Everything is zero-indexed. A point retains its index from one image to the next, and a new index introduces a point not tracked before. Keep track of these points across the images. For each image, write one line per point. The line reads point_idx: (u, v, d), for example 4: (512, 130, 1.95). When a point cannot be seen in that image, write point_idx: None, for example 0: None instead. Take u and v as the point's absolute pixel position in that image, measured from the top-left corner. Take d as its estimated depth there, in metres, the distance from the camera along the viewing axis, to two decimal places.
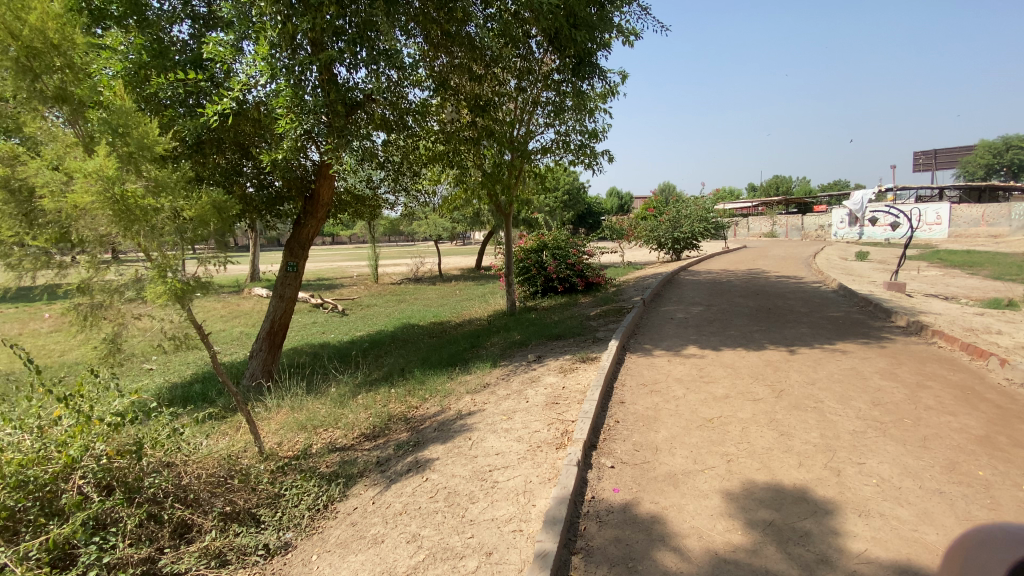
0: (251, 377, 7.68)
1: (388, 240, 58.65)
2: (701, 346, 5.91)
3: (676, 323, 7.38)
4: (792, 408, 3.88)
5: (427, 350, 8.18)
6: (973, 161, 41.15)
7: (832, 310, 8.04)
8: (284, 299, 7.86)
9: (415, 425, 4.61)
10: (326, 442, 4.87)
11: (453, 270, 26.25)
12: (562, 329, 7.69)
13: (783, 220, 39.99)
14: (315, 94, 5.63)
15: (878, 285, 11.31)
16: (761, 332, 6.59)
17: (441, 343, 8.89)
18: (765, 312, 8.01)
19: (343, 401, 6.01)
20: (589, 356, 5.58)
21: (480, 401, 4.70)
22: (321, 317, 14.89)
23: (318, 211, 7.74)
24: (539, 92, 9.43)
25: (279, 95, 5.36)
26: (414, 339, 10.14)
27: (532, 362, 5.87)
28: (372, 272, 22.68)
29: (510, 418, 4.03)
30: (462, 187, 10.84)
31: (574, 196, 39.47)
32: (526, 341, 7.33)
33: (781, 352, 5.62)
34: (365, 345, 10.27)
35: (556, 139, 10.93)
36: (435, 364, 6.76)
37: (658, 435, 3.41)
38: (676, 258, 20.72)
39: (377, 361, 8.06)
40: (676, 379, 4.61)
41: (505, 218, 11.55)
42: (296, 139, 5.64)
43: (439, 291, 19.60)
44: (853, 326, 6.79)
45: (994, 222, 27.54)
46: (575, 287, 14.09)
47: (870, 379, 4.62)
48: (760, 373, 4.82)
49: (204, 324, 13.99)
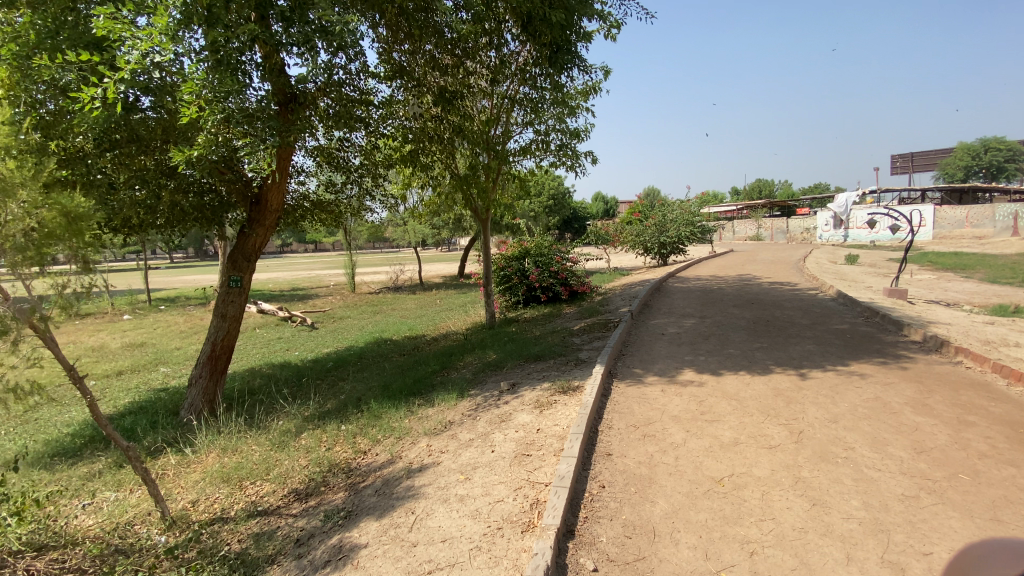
0: (189, 408, 6.79)
1: (371, 247, 57.74)
2: (698, 370, 5.13)
3: (668, 340, 6.62)
4: (819, 459, 3.11)
5: (391, 373, 7.31)
6: (953, 163, 41.43)
7: (836, 322, 7.35)
8: (226, 318, 6.97)
9: (356, 482, 3.77)
10: (249, 502, 3.99)
11: (435, 278, 25.38)
12: (542, 348, 6.88)
13: (769, 224, 39.77)
14: (239, 76, 4.68)
15: (877, 291, 10.68)
16: (764, 350, 5.84)
17: (408, 363, 8.02)
18: (765, 325, 7.30)
19: (284, 442, 5.15)
20: (570, 386, 4.76)
21: (435, 448, 3.86)
22: (288, 331, 13.93)
23: (265, 219, 6.96)
24: (516, 88, 8.66)
25: (189, 79, 4.47)
26: (383, 358, 9.26)
27: (504, 392, 5.05)
28: (349, 281, 21.76)
29: (468, 477, 3.19)
30: (436, 191, 10.06)
31: (559, 201, 38.94)
32: (499, 364, 6.50)
33: (790, 377, 4.85)
34: (328, 366, 9.36)
35: (536, 139, 10.21)
36: (397, 392, 5.92)
37: (655, 510, 2.61)
38: (663, 263, 20.12)
39: (335, 387, 7.20)
40: (673, 419, 3.81)
41: (483, 224, 10.78)
42: (212, 132, 4.71)
43: (418, 300, 18.74)
44: (865, 342, 6.08)
45: (978, 223, 27.39)
46: (558, 297, 13.33)
47: (902, 413, 3.88)
48: (770, 405, 4.06)
49: (158, 342, 12.93)
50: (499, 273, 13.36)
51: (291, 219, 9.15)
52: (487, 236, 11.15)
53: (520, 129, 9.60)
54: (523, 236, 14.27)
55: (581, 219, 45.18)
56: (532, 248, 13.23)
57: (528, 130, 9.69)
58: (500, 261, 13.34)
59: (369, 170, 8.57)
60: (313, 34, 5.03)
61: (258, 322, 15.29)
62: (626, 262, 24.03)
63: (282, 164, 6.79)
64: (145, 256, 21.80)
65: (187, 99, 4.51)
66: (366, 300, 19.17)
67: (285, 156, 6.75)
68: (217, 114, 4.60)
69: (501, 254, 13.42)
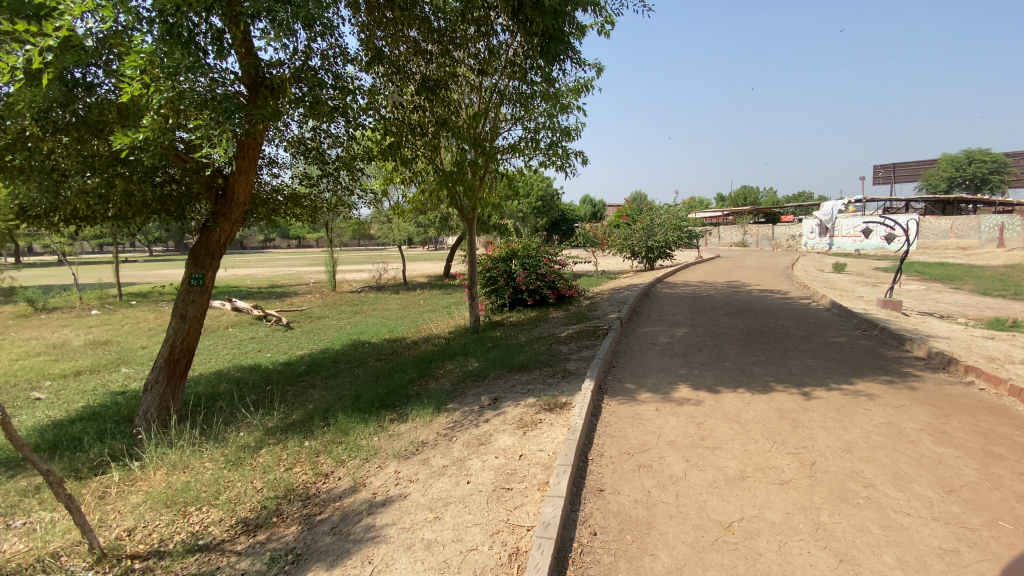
0: (144, 415, 6.26)
1: (356, 245, 56.93)
2: (693, 386, 4.77)
3: (660, 350, 6.26)
4: (838, 501, 2.74)
5: (366, 381, 6.84)
6: (936, 174, 42.00)
7: (834, 334, 7.06)
8: (186, 319, 6.43)
9: (312, 514, 3.32)
10: (191, 532, 3.50)
11: (420, 277, 24.85)
12: (527, 356, 6.46)
13: (755, 230, 39.85)
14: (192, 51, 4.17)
15: (870, 301, 10.46)
16: (762, 364, 5.49)
17: (385, 369, 7.55)
18: (760, 336, 6.98)
19: (240, 460, 4.65)
20: (556, 402, 4.35)
21: (404, 475, 3.42)
22: (262, 331, 13.31)
23: (232, 212, 6.47)
24: (505, 82, 8.27)
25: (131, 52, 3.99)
26: (359, 362, 8.77)
27: (485, 407, 4.62)
28: (330, 279, 21.13)
29: (438, 516, 2.76)
30: (420, 188, 9.62)
31: (547, 202, 38.63)
32: (481, 373, 6.07)
33: (794, 396, 4.50)
34: (300, 370, 8.82)
35: (526, 136, 9.84)
36: (369, 404, 5.46)
37: (656, 568, 2.21)
38: (651, 267, 19.88)
39: (305, 395, 6.71)
40: (671, 445, 3.43)
41: (469, 224, 10.37)
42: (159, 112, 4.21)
43: (400, 300, 18.22)
44: (867, 358, 5.78)
45: (962, 234, 27.60)
46: (545, 300, 12.93)
47: (920, 443, 3.54)
48: (775, 430, 3.70)
49: (123, 341, 12.24)
50: (484, 274, 12.93)
51: (265, 214, 8.63)
52: (473, 236, 10.72)
53: (510, 126, 9.23)
54: (510, 237, 13.86)
55: (569, 221, 44.94)
56: (518, 249, 12.83)
57: (517, 126, 9.29)
58: (486, 262, 12.92)
59: (348, 164, 8.12)
60: (282, 10, 4.62)
61: (232, 320, 14.65)
62: (614, 266, 23.73)
63: (248, 154, 6.32)
64: (116, 249, 20.90)
65: (130, 75, 4.05)
66: (347, 299, 18.59)
67: (254, 145, 6.30)
68: (165, 93, 4.13)
69: (487, 255, 13.00)
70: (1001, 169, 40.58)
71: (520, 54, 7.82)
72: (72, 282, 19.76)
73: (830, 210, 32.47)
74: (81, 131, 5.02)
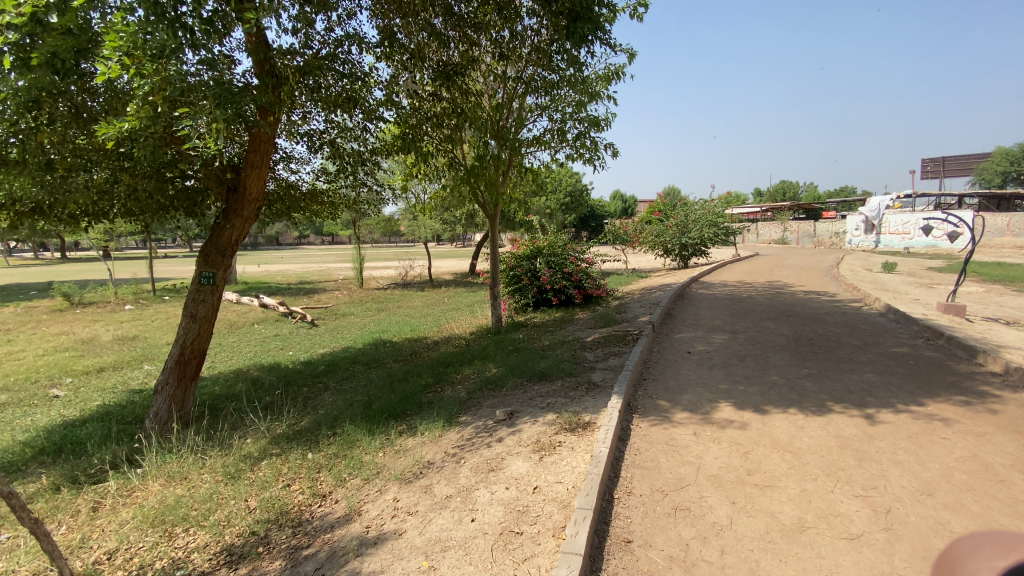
0: (153, 417, 6.10)
1: (386, 241, 57.48)
2: (736, 405, 4.22)
3: (697, 360, 5.69)
4: (926, 566, 2.20)
5: (380, 386, 6.52)
6: (991, 168, 39.40)
7: (892, 344, 6.34)
8: (197, 319, 6.24)
9: (300, 547, 2.95)
10: (173, 559, 3.20)
11: (446, 274, 24.62)
12: (549, 363, 5.99)
13: (794, 227, 38.13)
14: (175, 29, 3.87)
15: (928, 305, 9.56)
16: (814, 380, 4.89)
17: (401, 373, 7.23)
18: (808, 345, 6.33)
19: (238, 473, 4.37)
20: (579, 422, 3.89)
21: (403, 505, 3.03)
22: (286, 328, 13.26)
23: (244, 209, 6.30)
24: (531, 70, 7.83)
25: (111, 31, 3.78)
26: (377, 364, 8.49)
27: (501, 423, 4.19)
28: (357, 275, 21.09)
29: (434, 567, 2.35)
30: (442, 184, 9.27)
31: (576, 199, 37.94)
32: (499, 381, 5.64)
33: (854, 420, 3.92)
34: (317, 371, 8.59)
35: (552, 128, 9.36)
36: (379, 413, 5.10)
37: None
38: (683, 265, 19.07)
39: (317, 400, 6.43)
40: (712, 483, 2.92)
41: (492, 221, 9.97)
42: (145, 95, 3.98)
43: (425, 298, 17.98)
44: (935, 373, 5.09)
45: (1021, 232, 25.68)
46: (572, 300, 12.43)
47: (1019, 484, 2.93)
48: (837, 465, 3.15)
49: (150, 337, 12.32)
50: (508, 273, 12.50)
51: (282, 210, 8.42)
52: (496, 233, 10.30)
53: (535, 117, 8.78)
54: (536, 233, 13.39)
55: (598, 217, 44.06)
56: (544, 247, 12.38)
57: (543, 117, 8.84)
58: (510, 260, 12.49)
59: (366, 158, 7.83)
60: None
61: (257, 317, 14.68)
62: (645, 264, 22.94)
63: (260, 149, 6.15)
64: (151, 245, 21.38)
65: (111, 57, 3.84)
66: (372, 296, 18.48)
67: (264, 139, 6.13)
68: (149, 77, 3.92)
69: (512, 253, 12.55)
70: None
71: (545, 39, 7.35)
72: (110, 277, 20.26)
73: (876, 206, 30.71)
74: (82, 123, 4.90)
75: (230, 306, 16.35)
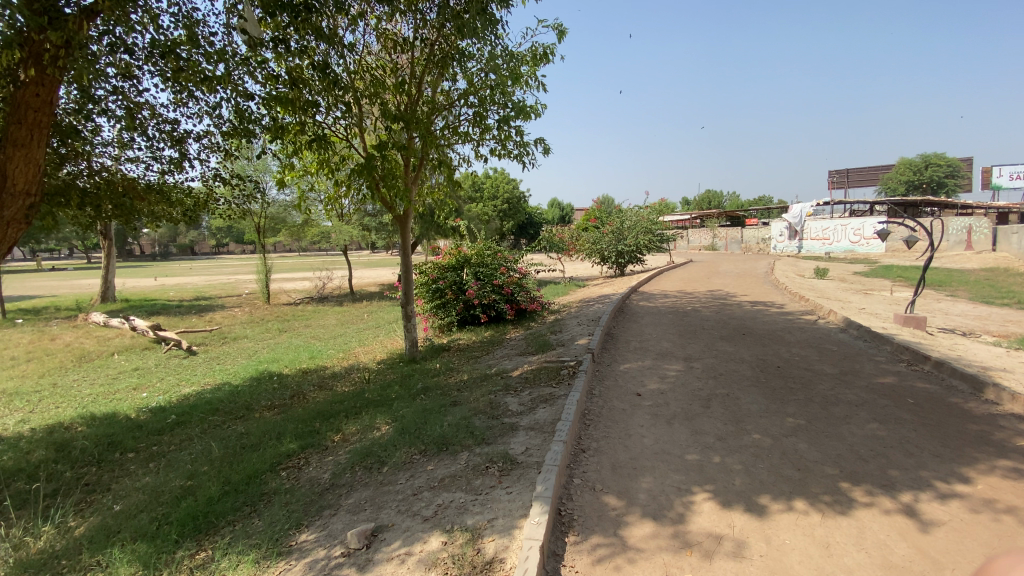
0: None
1: (311, 252, 53.75)
2: (719, 500, 2.78)
3: (651, 409, 4.26)
4: None
5: (216, 459, 4.60)
6: (895, 178, 42.14)
7: (873, 372, 5.25)
8: None
9: None
10: None
11: (370, 287, 22.40)
12: (455, 419, 4.35)
13: (723, 232, 38.74)
14: None
15: (885, 316, 8.81)
16: (809, 439, 3.58)
17: (259, 432, 5.31)
18: (779, 377, 5.11)
19: None
20: (475, 562, 2.30)
21: None
22: (153, 360, 10.71)
23: (3, 208, 4.23)
24: (446, 36, 6.41)
25: None
26: (243, 417, 6.45)
27: (352, 559, 2.53)
28: (262, 289, 18.48)
29: None
30: (335, 180, 7.48)
31: (513, 207, 36.48)
32: (382, 449, 3.98)
33: (895, 522, 2.59)
34: (160, 426, 6.42)
35: (471, 116, 7.87)
36: (175, 533, 3.25)
37: None
38: (621, 273, 18.10)
39: (120, 489, 4.40)
40: None
41: (403, 226, 8.31)
42: None
43: (339, 315, 15.76)
44: (951, 421, 3.95)
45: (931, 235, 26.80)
46: (503, 317, 10.91)
47: None
48: None
49: None
50: (429, 287, 10.70)
51: (104, 212, 6.22)
52: (408, 241, 8.53)
53: (450, 99, 7.27)
54: (461, 240, 11.74)
55: (535, 224, 43.13)
56: (471, 256, 10.78)
57: (461, 103, 7.36)
58: (431, 271, 10.72)
59: (216, 143, 5.94)
60: None
61: (122, 345, 11.96)
62: (582, 273, 21.95)
63: (30, 119, 4.25)
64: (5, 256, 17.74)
65: None
66: (276, 315, 16.02)
67: (37, 106, 4.24)
68: None
69: (433, 264, 10.80)
70: (956, 172, 40.83)
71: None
72: None
73: (799, 213, 31.65)
74: None
75: (92, 332, 13.38)
